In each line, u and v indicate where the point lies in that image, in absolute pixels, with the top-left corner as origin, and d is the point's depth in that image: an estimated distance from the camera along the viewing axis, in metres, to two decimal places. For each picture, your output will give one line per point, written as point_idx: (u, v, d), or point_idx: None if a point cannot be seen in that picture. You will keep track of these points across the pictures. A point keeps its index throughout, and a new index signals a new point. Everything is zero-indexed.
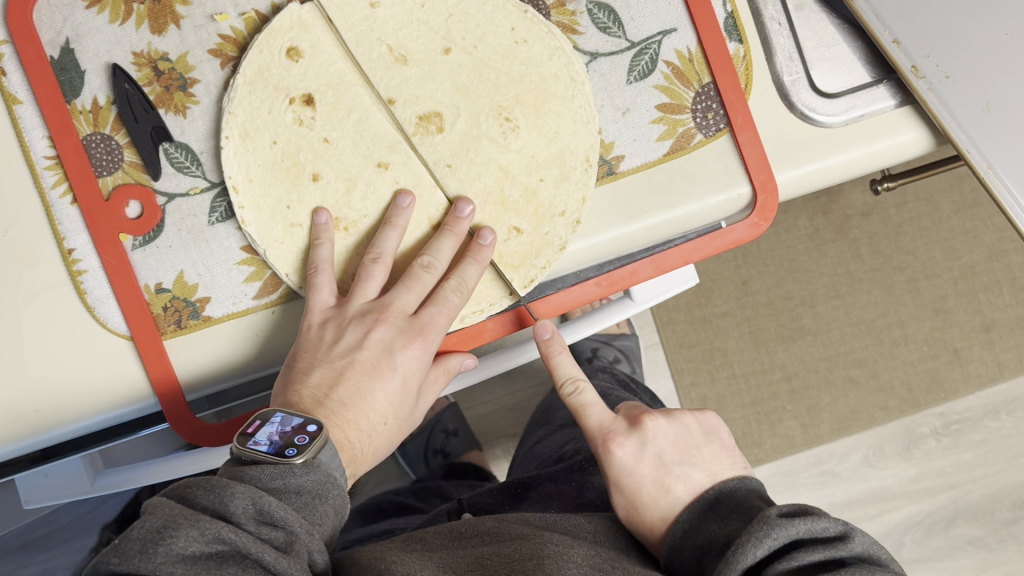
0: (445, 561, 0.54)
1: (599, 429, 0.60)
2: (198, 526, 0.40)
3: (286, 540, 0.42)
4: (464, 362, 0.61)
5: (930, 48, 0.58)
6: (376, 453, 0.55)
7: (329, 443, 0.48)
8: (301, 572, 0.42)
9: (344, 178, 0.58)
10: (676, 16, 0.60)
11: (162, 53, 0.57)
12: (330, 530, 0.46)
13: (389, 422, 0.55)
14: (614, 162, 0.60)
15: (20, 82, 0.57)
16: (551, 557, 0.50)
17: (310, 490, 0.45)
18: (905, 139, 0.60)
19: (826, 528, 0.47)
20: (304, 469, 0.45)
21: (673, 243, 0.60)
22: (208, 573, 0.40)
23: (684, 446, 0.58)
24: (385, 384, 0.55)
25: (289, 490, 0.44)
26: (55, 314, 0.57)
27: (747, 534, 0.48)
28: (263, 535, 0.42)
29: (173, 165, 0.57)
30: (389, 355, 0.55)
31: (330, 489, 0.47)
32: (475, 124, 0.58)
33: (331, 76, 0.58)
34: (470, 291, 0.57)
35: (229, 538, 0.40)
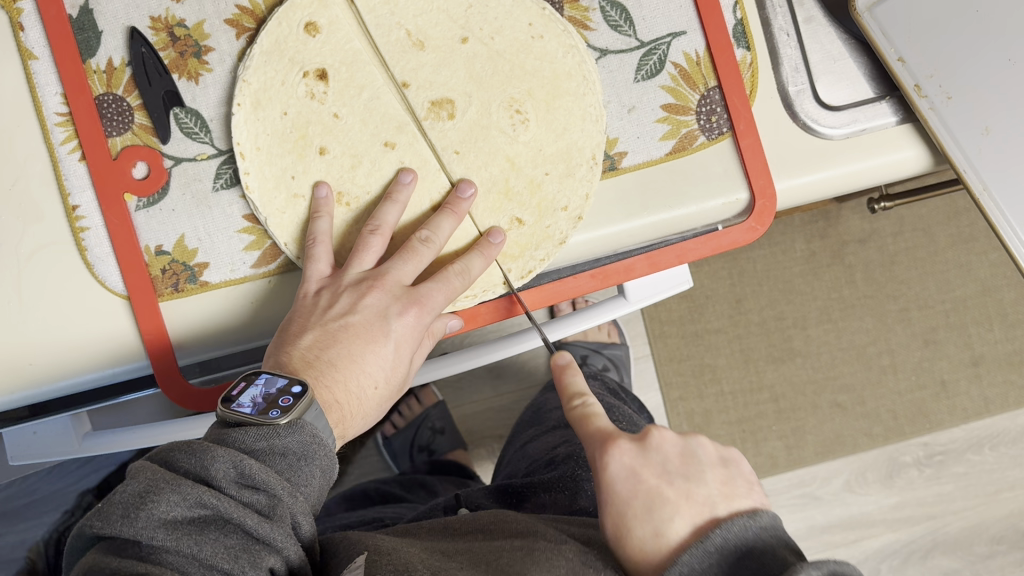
0: (432, 547, 0.55)
1: (599, 435, 0.52)
2: (179, 490, 0.41)
3: (268, 504, 0.43)
4: (450, 325, 0.61)
5: (935, 68, 0.59)
6: (366, 417, 0.56)
7: (315, 404, 0.48)
8: (283, 537, 0.43)
9: (350, 154, 0.58)
10: (686, 20, 0.61)
11: (179, 19, 0.57)
12: (318, 492, 0.47)
13: (380, 386, 0.56)
14: (616, 157, 0.60)
15: (38, 38, 0.57)
16: (542, 546, 0.52)
17: (296, 452, 0.46)
18: (904, 156, 0.62)
19: None
20: (288, 429, 0.46)
21: (670, 241, 0.61)
22: (190, 537, 0.40)
23: (693, 464, 0.50)
24: (381, 346, 0.55)
25: (275, 452, 0.45)
26: (56, 273, 0.58)
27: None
28: (244, 499, 0.42)
29: (182, 130, 0.58)
30: (382, 321, 0.55)
31: (333, 452, 0.49)
32: (485, 114, 0.59)
33: (346, 54, 0.58)
34: (474, 274, 0.57)
35: (210, 502, 0.41)
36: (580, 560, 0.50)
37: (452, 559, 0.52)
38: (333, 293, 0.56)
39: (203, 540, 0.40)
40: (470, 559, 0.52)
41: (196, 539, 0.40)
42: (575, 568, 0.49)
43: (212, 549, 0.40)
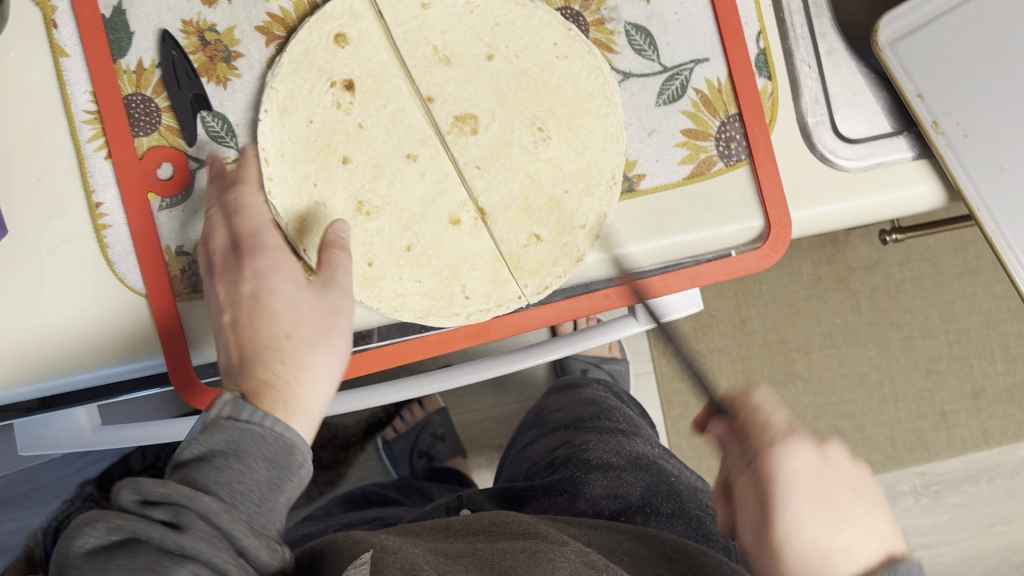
0: (436, 548, 0.54)
1: (800, 459, 0.52)
2: (89, 523, 0.40)
3: (174, 513, 0.41)
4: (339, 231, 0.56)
5: (952, 106, 0.60)
6: (311, 368, 0.52)
7: (238, 403, 0.47)
8: (198, 541, 0.40)
9: (372, 165, 0.58)
10: (710, 47, 0.61)
11: (210, 24, 0.58)
12: (252, 488, 0.44)
13: (298, 334, 0.53)
14: (635, 179, 0.61)
15: (70, 36, 0.58)
16: (545, 549, 0.51)
17: (220, 451, 0.45)
18: (920, 191, 0.62)
19: None
20: (208, 433, 0.46)
21: (684, 265, 0.61)
22: (101, 563, 0.39)
23: (828, 497, 0.52)
24: (291, 305, 0.54)
25: (196, 462, 0.44)
26: (75, 268, 0.59)
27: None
28: (156, 515, 0.41)
29: (209, 134, 0.58)
30: (264, 285, 0.54)
31: (285, 434, 0.48)
32: (508, 130, 0.60)
33: (373, 66, 0.59)
34: (248, 230, 0.55)
35: (117, 524, 0.40)
36: (582, 563, 0.50)
37: (455, 560, 0.51)
38: (226, 287, 0.54)
39: (114, 561, 0.39)
40: (476, 560, 0.51)
41: (105, 564, 0.39)
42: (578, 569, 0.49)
43: (119, 570, 0.39)
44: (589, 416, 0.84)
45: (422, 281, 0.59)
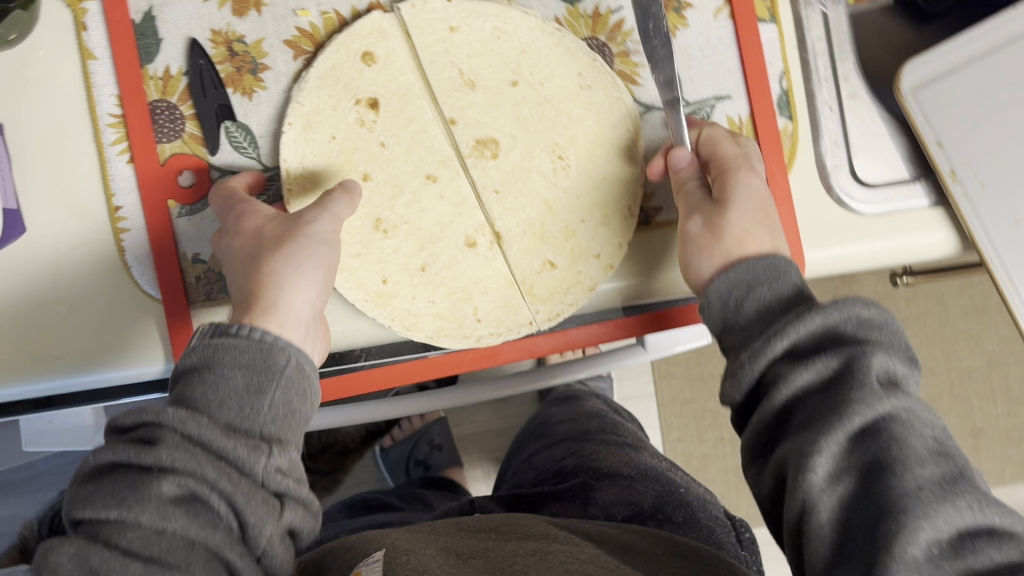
0: (447, 548, 0.53)
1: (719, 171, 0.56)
2: (87, 458, 0.43)
3: (151, 431, 0.42)
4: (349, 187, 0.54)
5: (967, 156, 0.61)
6: (278, 284, 0.50)
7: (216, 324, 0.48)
8: (169, 454, 0.41)
9: (393, 183, 0.58)
10: (732, 84, 0.62)
11: (239, 35, 0.58)
12: (231, 393, 0.45)
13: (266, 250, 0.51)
14: (651, 212, 0.62)
15: (99, 39, 0.59)
16: (562, 563, 0.49)
17: (196, 367, 0.46)
18: (933, 239, 0.63)
19: (825, 368, 0.45)
20: (189, 355, 0.46)
21: (690, 300, 0.62)
22: (92, 489, 0.41)
23: (765, 209, 0.55)
24: (256, 225, 0.53)
25: (179, 384, 0.46)
26: (90, 270, 0.59)
27: (964, 469, 0.42)
28: (137, 436, 0.43)
29: (231, 144, 0.59)
30: (243, 228, 0.52)
31: (264, 337, 0.47)
32: (528, 157, 0.60)
33: (399, 85, 0.59)
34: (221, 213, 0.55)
35: (103, 453, 0.42)
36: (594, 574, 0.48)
37: (465, 560, 0.50)
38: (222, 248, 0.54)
39: (102, 485, 0.41)
40: (485, 563, 0.50)
41: (95, 489, 0.41)
42: None
43: (103, 493, 0.41)
44: (595, 429, 0.84)
45: (434, 301, 0.59)
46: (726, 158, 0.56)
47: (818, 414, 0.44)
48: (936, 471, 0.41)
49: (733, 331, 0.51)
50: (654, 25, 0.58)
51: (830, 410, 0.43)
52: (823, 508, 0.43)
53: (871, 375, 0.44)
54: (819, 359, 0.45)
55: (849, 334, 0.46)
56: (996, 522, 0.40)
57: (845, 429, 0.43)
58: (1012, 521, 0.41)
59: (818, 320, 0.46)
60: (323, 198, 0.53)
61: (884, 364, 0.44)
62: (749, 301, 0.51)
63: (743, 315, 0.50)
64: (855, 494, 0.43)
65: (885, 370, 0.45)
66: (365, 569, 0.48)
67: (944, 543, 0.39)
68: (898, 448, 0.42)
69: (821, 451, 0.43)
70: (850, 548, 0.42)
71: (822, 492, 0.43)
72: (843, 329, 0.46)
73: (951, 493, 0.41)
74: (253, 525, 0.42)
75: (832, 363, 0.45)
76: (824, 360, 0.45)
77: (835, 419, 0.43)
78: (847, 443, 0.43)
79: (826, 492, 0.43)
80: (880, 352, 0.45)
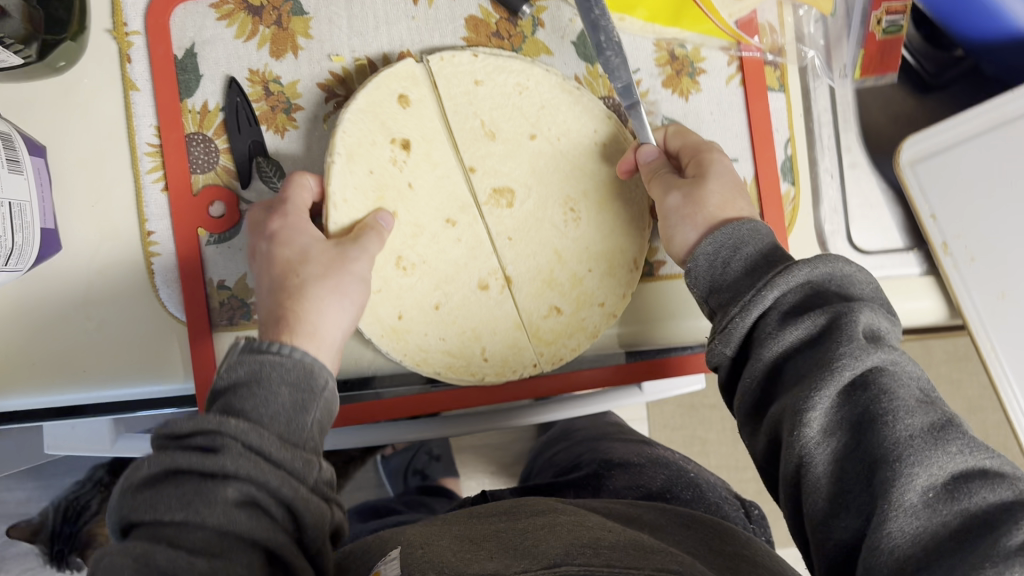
0: (459, 535, 0.51)
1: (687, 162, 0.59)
2: (139, 467, 0.42)
3: (209, 440, 0.42)
4: (382, 219, 0.58)
5: (961, 229, 0.64)
6: (322, 306, 0.54)
7: (252, 341, 0.50)
8: (233, 461, 0.41)
9: (414, 224, 0.60)
10: (740, 148, 0.64)
11: (276, 76, 0.62)
12: (280, 410, 0.46)
13: (304, 273, 0.55)
14: (655, 264, 0.66)
15: (142, 72, 0.62)
16: (591, 537, 0.46)
17: (241, 380, 0.47)
18: (923, 305, 0.65)
19: (811, 326, 0.46)
20: (229, 368, 0.47)
21: (678, 351, 0.67)
22: (150, 498, 0.40)
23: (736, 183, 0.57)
24: (302, 245, 0.56)
25: (224, 397, 0.46)
26: (119, 290, 0.62)
27: (952, 416, 0.43)
28: (192, 443, 0.42)
29: (262, 177, 0.62)
30: (282, 244, 0.56)
31: (301, 356, 0.49)
32: (542, 208, 0.63)
33: (427, 131, 0.61)
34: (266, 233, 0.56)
35: (158, 461, 0.41)
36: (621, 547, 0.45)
37: (478, 544, 0.48)
38: (255, 254, 0.57)
39: (161, 493, 0.40)
40: (499, 544, 0.48)
41: (154, 499, 0.40)
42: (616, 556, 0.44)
43: (166, 501, 0.40)
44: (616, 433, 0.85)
45: (445, 339, 0.62)
46: (694, 148, 0.59)
47: (808, 369, 0.44)
48: (925, 421, 0.42)
49: (720, 291, 0.52)
50: (608, 39, 0.58)
51: (818, 363, 0.44)
52: (821, 460, 0.43)
53: (858, 330, 0.44)
54: (809, 316, 0.46)
55: (832, 289, 0.48)
56: (987, 467, 0.40)
57: (836, 379, 0.43)
58: (1000, 464, 0.41)
59: (804, 271, 0.47)
60: (358, 234, 0.57)
61: (872, 322, 0.45)
62: (737, 264, 0.52)
63: (730, 274, 0.52)
64: (848, 443, 0.43)
65: (871, 326, 0.45)
66: (383, 568, 0.47)
67: (940, 486, 0.40)
68: (887, 399, 0.42)
69: (814, 404, 0.43)
70: (847, 494, 0.42)
71: (816, 444, 0.43)
72: (825, 283, 0.48)
73: (942, 439, 0.41)
74: (309, 525, 0.43)
75: (819, 321, 0.45)
76: (812, 319, 0.45)
77: (825, 369, 0.43)
78: (839, 394, 0.44)
79: (821, 443, 0.43)
80: (867, 308, 0.45)
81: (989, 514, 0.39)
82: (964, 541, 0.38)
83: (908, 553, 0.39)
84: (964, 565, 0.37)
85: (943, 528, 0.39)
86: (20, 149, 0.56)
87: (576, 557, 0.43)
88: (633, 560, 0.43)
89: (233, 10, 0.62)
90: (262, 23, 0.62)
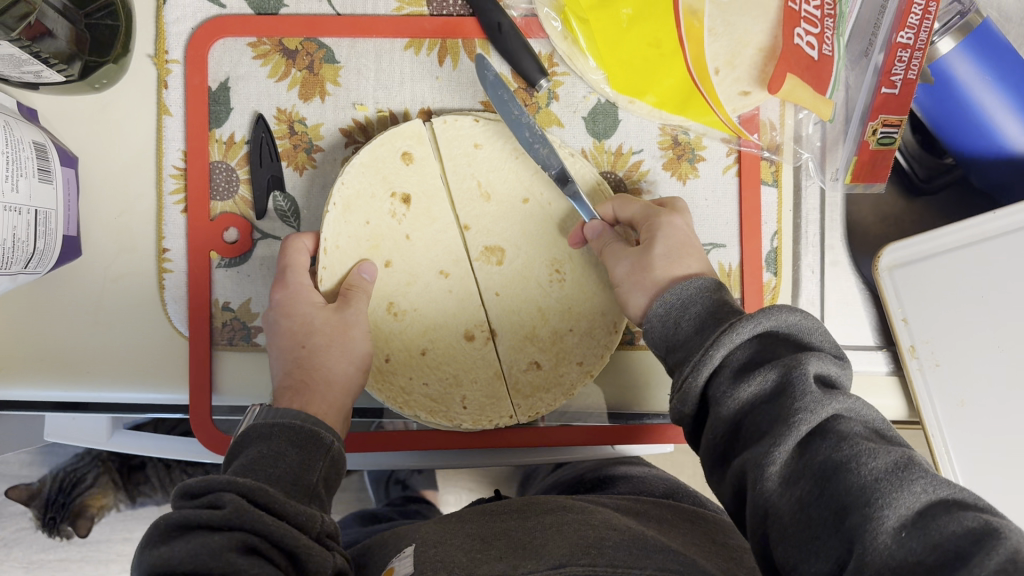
0: (472, 531, 0.53)
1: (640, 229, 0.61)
2: (153, 528, 0.43)
3: (215, 497, 0.44)
4: (365, 273, 0.62)
5: (931, 335, 0.66)
6: (333, 369, 0.60)
7: (265, 411, 0.55)
8: (238, 512, 0.43)
9: (409, 273, 0.65)
10: (729, 235, 0.69)
11: (301, 117, 0.66)
12: (285, 469, 0.49)
13: (312, 341, 0.60)
14: (636, 333, 0.70)
15: (177, 98, 0.66)
16: (596, 536, 0.48)
17: (250, 446, 0.51)
18: (886, 403, 0.69)
19: (765, 379, 0.43)
20: (242, 441, 0.52)
21: (646, 421, 0.70)
22: (163, 552, 0.41)
23: (687, 238, 0.59)
24: (304, 314, 0.62)
25: (236, 465, 0.50)
26: (130, 298, 0.66)
27: (913, 454, 0.39)
28: (201, 502, 0.44)
29: (277, 211, 0.66)
30: (295, 310, 0.61)
31: (308, 421, 0.53)
32: (529, 267, 0.66)
33: (429, 188, 0.65)
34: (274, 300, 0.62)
35: (171, 519, 0.42)
36: (626, 546, 0.47)
37: (489, 542, 0.51)
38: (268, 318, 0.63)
39: (172, 547, 0.41)
40: (508, 543, 0.50)
41: (165, 552, 0.41)
42: (622, 556, 0.45)
43: (177, 552, 0.40)
44: None
45: (429, 384, 0.65)
46: (642, 217, 0.61)
47: (767, 422, 0.42)
48: (887, 459, 0.38)
49: (678, 352, 0.50)
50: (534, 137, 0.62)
51: (775, 416, 0.41)
52: (785, 512, 0.40)
53: (811, 381, 0.41)
54: (761, 371, 0.43)
55: (782, 340, 0.45)
56: (959, 499, 0.36)
57: (794, 433, 0.40)
58: (969, 496, 0.37)
59: (748, 328, 0.45)
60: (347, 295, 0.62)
61: (823, 369, 0.42)
62: (687, 325, 0.51)
63: (687, 335, 0.50)
64: (807, 492, 0.39)
65: (823, 375, 0.43)
66: (399, 565, 0.50)
67: (911, 524, 0.36)
68: (847, 446, 0.39)
69: (773, 457, 0.40)
70: (815, 545, 0.38)
71: (778, 495, 0.40)
72: (775, 334, 0.45)
73: (907, 478, 0.37)
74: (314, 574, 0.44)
75: (771, 376, 0.43)
76: (764, 374, 0.43)
77: (783, 423, 0.41)
78: (798, 445, 0.41)
79: (782, 495, 0.40)
80: (817, 356, 0.42)
81: (962, 544, 0.34)
82: None
83: None
84: None
85: (916, 565, 0.35)
86: (53, 159, 0.60)
87: (582, 559, 0.45)
88: (636, 561, 0.45)
89: (269, 51, 0.66)
90: (295, 66, 0.66)
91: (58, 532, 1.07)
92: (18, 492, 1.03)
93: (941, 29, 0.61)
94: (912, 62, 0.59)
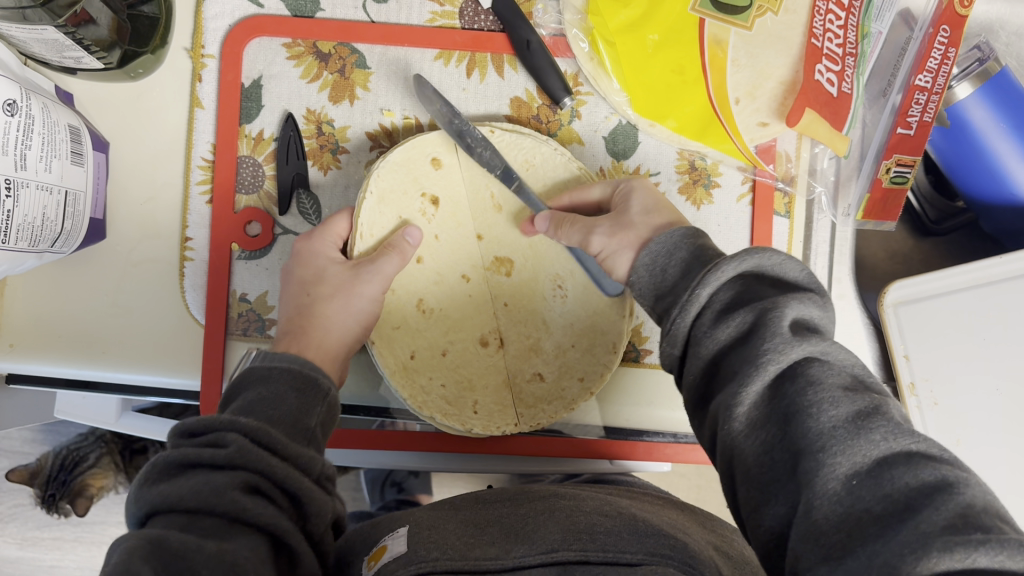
0: (466, 517, 0.54)
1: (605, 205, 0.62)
2: (153, 463, 0.43)
3: (217, 435, 0.45)
4: (409, 234, 0.63)
5: (930, 373, 0.67)
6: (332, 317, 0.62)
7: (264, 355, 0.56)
8: (241, 451, 0.44)
9: (435, 272, 0.67)
10: None
11: (329, 118, 0.68)
12: (285, 410, 0.51)
13: (319, 290, 0.62)
14: (642, 351, 0.72)
15: (210, 92, 0.68)
16: (585, 523, 0.49)
17: (255, 379, 0.53)
18: None
19: (739, 321, 0.43)
20: (243, 374, 0.53)
21: (644, 439, 0.71)
22: (165, 489, 0.42)
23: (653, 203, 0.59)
24: (324, 269, 0.63)
25: (241, 395, 0.52)
26: (150, 283, 0.68)
27: (883, 403, 0.40)
28: (203, 441, 0.44)
29: (299, 210, 0.68)
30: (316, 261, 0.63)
31: (306, 366, 0.55)
32: (535, 280, 0.68)
33: (455, 192, 0.67)
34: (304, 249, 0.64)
35: (172, 456, 0.43)
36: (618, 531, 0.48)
37: (483, 528, 0.52)
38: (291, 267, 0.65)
39: (175, 484, 0.42)
40: (501, 531, 0.51)
41: (167, 489, 0.41)
42: (604, 540, 0.47)
43: (179, 490, 0.41)
44: None
45: (445, 385, 0.66)
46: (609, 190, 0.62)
47: (739, 364, 0.43)
48: (850, 409, 0.39)
49: (663, 292, 0.51)
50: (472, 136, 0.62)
51: (745, 358, 0.42)
52: (749, 453, 0.42)
53: (785, 324, 0.42)
54: (738, 313, 0.44)
55: (766, 280, 0.45)
56: (920, 450, 0.37)
57: (762, 376, 0.41)
58: (931, 447, 0.37)
59: (729, 267, 0.45)
60: (381, 252, 0.62)
61: (801, 313, 0.43)
62: (672, 271, 0.51)
63: (670, 276, 0.51)
64: (774, 436, 0.41)
65: (801, 318, 0.43)
66: (392, 540, 0.51)
67: (864, 474, 0.37)
68: (813, 392, 0.40)
69: (741, 399, 0.42)
70: (775, 486, 0.40)
71: (746, 437, 0.42)
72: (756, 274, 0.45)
73: (866, 429, 0.38)
74: (311, 514, 0.45)
75: (745, 317, 0.43)
76: (739, 317, 0.43)
77: (752, 365, 0.42)
78: (767, 388, 0.42)
79: (749, 437, 0.42)
80: (795, 299, 0.43)
81: (911, 497, 0.35)
82: (886, 526, 0.35)
83: (833, 540, 0.36)
84: (886, 554, 0.34)
85: (865, 513, 0.36)
86: (85, 143, 0.61)
87: (574, 544, 0.46)
88: (626, 546, 0.46)
89: (302, 53, 0.68)
90: (327, 69, 0.68)
91: (57, 508, 1.08)
92: (19, 473, 1.04)
93: (958, 74, 0.64)
94: (928, 105, 0.61)
